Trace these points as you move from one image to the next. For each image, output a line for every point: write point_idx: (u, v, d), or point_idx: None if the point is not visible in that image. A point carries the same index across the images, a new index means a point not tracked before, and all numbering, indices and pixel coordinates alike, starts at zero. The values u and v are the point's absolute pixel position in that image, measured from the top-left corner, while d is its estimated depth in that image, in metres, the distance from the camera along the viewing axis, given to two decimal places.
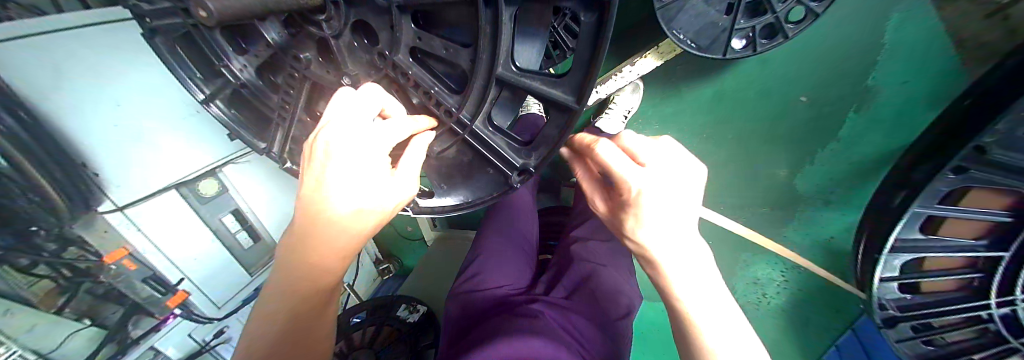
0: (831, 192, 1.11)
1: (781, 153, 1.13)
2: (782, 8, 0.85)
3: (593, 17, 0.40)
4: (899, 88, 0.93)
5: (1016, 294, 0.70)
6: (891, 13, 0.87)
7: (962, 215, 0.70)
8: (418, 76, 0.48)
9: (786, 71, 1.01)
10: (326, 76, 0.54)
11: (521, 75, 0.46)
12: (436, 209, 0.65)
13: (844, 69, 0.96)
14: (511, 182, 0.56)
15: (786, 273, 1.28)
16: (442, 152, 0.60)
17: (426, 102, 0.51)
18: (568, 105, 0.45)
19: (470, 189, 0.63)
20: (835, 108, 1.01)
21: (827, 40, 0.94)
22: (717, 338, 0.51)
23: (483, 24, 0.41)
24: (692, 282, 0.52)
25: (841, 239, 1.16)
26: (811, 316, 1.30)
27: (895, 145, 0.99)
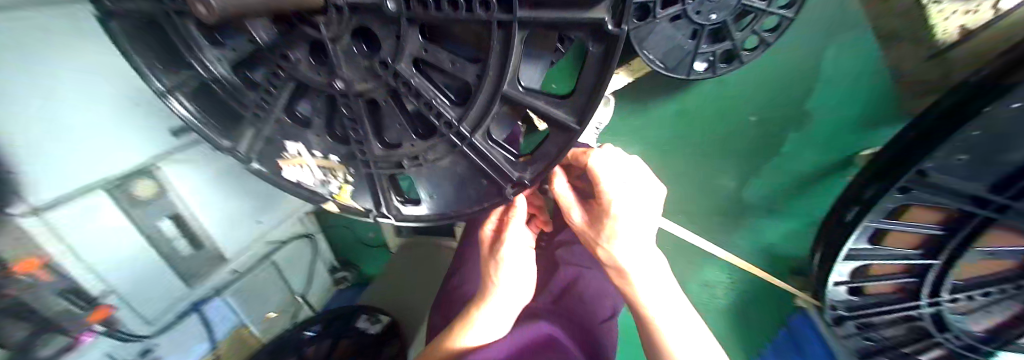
0: (774, 203, 1.24)
1: (732, 167, 1.23)
2: (740, 36, 0.95)
3: (602, 48, 0.40)
4: (833, 106, 1.06)
5: (939, 294, 0.90)
6: (829, 43, 1.00)
7: (906, 227, 0.83)
8: (420, 87, 0.46)
9: (739, 89, 1.12)
10: (313, 76, 0.49)
11: (527, 94, 0.46)
12: (423, 217, 0.65)
13: (789, 93, 1.08)
14: (504, 193, 0.55)
15: (734, 275, 1.41)
16: (435, 161, 0.56)
17: (425, 111, 0.48)
18: (568, 126, 0.47)
19: (460, 199, 0.61)
20: (782, 128, 1.13)
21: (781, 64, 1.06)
22: (676, 335, 0.59)
23: (494, 43, 0.40)
24: (651, 287, 0.59)
25: (781, 246, 1.31)
26: (756, 315, 1.43)
27: (834, 158, 1.11)
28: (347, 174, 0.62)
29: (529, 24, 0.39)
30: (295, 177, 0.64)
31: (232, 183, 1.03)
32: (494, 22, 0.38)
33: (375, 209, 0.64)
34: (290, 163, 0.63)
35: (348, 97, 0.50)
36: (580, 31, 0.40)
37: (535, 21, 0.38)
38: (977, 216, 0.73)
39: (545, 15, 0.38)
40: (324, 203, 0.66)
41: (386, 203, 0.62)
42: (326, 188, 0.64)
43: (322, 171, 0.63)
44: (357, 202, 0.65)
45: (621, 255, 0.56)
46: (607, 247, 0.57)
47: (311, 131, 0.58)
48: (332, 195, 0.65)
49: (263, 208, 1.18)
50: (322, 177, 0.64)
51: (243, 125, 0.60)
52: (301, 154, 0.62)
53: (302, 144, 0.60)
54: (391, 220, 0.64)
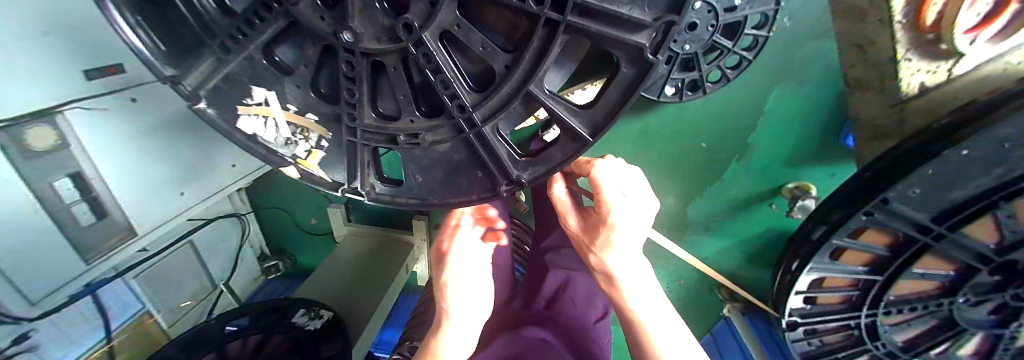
0: (711, 220, 1.33)
1: (677, 185, 1.28)
2: (707, 68, 0.93)
3: (634, 70, 0.40)
4: (769, 147, 1.12)
5: (880, 307, 0.80)
6: (775, 86, 1.02)
7: (859, 245, 0.71)
8: (440, 62, 0.41)
9: (696, 118, 1.12)
10: (318, 24, 0.42)
11: (552, 97, 0.43)
12: (403, 202, 0.53)
13: (740, 124, 1.10)
14: (498, 189, 0.49)
15: (670, 285, 1.54)
16: (431, 141, 0.47)
17: (438, 89, 0.43)
18: (579, 137, 0.44)
19: (445, 187, 0.51)
20: (723, 156, 1.17)
21: (740, 93, 1.06)
22: (665, 340, 0.60)
23: (535, 41, 0.39)
24: (644, 294, 0.61)
25: (713, 260, 1.43)
26: (685, 320, 1.62)
27: (766, 186, 1.19)
28: (324, 138, 0.52)
29: (573, 30, 0.38)
30: (253, 129, 0.51)
31: (151, 140, 0.80)
32: (540, 18, 0.37)
33: (346, 183, 0.54)
34: (253, 113, 0.50)
35: (353, 55, 0.42)
36: (620, 51, 0.39)
37: (585, 28, 0.38)
38: (918, 243, 0.67)
39: (596, 21, 0.38)
40: (280, 167, 0.53)
41: (361, 177, 0.52)
42: (289, 149, 0.52)
43: (291, 129, 0.52)
44: (323, 171, 0.54)
45: (615, 263, 0.60)
46: (602, 254, 0.60)
47: (290, 78, 0.49)
48: (297, 159, 0.53)
49: (198, 170, 0.92)
50: (289, 136, 0.52)
51: (205, 51, 0.48)
52: (270, 104, 0.50)
53: (275, 92, 0.50)
54: (363, 198, 0.54)
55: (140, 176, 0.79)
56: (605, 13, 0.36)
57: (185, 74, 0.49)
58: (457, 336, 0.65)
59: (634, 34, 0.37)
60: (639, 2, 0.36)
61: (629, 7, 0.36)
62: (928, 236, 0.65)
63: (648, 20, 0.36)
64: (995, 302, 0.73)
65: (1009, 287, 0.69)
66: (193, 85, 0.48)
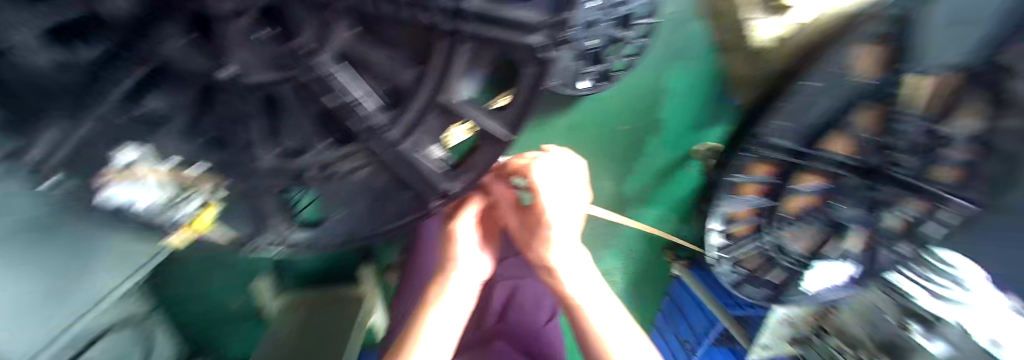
0: (645, 194, 1.43)
1: (610, 169, 1.36)
2: (610, 60, 1.02)
3: (536, 68, 0.40)
4: (675, 118, 1.27)
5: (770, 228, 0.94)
6: (669, 64, 1.17)
7: (745, 178, 0.88)
8: (344, 84, 0.38)
9: (607, 107, 1.24)
10: (193, 64, 0.38)
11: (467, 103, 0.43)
12: (321, 244, 0.51)
13: (644, 105, 1.25)
14: (430, 206, 0.47)
15: (622, 261, 1.61)
16: (349, 172, 0.44)
17: (345, 113, 0.39)
18: (500, 137, 0.44)
19: (372, 217, 0.49)
20: (641, 134, 1.30)
21: (642, 75, 1.19)
22: (616, 337, 0.52)
23: (438, 56, 0.39)
24: (589, 286, 0.56)
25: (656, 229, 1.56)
26: (641, 291, 1.69)
27: (680, 152, 1.34)
28: (218, 188, 0.48)
29: (477, 38, 0.38)
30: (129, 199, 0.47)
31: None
32: (437, 28, 0.36)
33: (252, 237, 0.49)
34: (125, 180, 0.46)
35: (241, 90, 0.39)
36: (519, 52, 0.40)
37: (482, 36, 0.37)
38: (789, 165, 0.82)
39: (493, 25, 0.37)
40: (169, 232, 0.52)
41: (269, 228, 0.47)
42: (175, 211, 0.49)
43: (171, 189, 0.48)
44: (220, 228, 0.52)
45: (554, 254, 0.57)
46: (542, 247, 0.58)
47: (172, 126, 0.43)
48: (184, 222, 0.50)
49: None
50: (171, 197, 0.48)
51: (49, 116, 0.40)
52: (138, 164, 0.45)
53: (150, 146, 0.44)
54: (278, 250, 0.50)
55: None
56: (498, 19, 0.36)
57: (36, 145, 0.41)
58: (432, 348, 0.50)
59: (529, 34, 0.37)
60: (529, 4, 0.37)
61: (523, 9, 0.37)
62: (796, 158, 0.80)
63: (538, 20, 0.37)
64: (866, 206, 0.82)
65: (874, 183, 0.75)
66: (47, 155, 0.41)
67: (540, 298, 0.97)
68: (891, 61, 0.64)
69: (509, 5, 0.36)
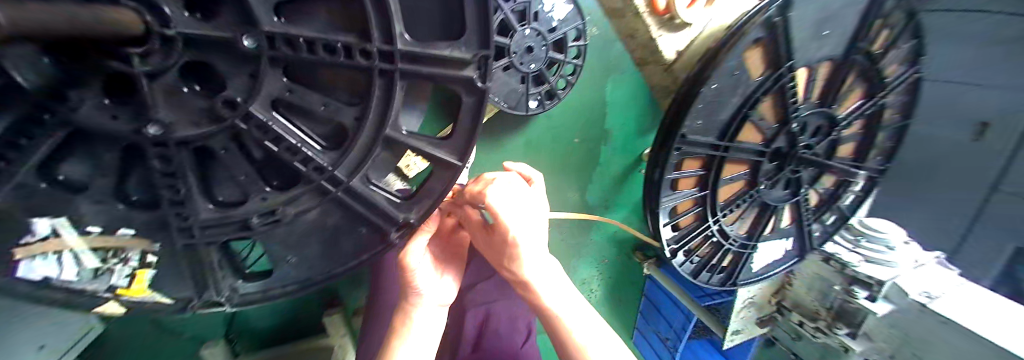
0: (606, 199, 1.50)
1: (570, 180, 1.42)
2: (554, 79, 1.10)
3: (474, 98, 0.43)
4: (621, 126, 1.37)
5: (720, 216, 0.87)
6: (608, 78, 1.27)
7: (683, 173, 0.79)
8: (281, 130, 0.37)
9: (559, 123, 1.30)
10: (113, 125, 0.35)
11: (411, 136, 0.43)
12: (271, 295, 0.47)
13: (593, 117, 1.32)
14: (389, 239, 0.46)
15: (597, 269, 1.67)
16: (297, 215, 0.42)
17: (285, 157, 0.38)
18: (450, 164, 0.45)
19: (327, 258, 0.46)
20: (594, 144, 1.38)
21: (585, 90, 1.27)
22: (586, 336, 0.59)
23: (375, 92, 0.38)
24: (557, 291, 0.61)
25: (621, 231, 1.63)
26: (614, 293, 1.77)
27: (630, 156, 1.44)
28: (150, 251, 0.41)
29: (410, 75, 0.40)
30: (42, 272, 0.39)
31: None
32: (374, 70, 0.37)
33: (196, 297, 0.44)
34: (36, 253, 0.38)
35: (167, 147, 0.36)
36: (455, 84, 0.42)
37: (417, 73, 0.39)
38: (716, 159, 0.77)
39: (425, 65, 0.40)
40: (98, 307, 0.42)
41: (214, 283, 0.44)
42: (103, 281, 0.42)
43: (100, 255, 0.41)
44: (161, 294, 0.44)
45: (526, 271, 0.60)
46: (513, 266, 0.60)
47: (85, 194, 0.38)
48: (116, 290, 0.42)
49: None
50: (99, 265, 0.41)
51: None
52: (61, 232, 0.38)
53: (65, 216, 0.38)
54: (228, 307, 0.46)
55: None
56: (431, 57, 0.39)
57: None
58: None
59: (463, 69, 0.41)
60: (455, 43, 0.40)
61: (449, 48, 0.40)
62: (720, 151, 0.76)
63: (467, 56, 0.40)
64: (783, 180, 0.87)
65: (786, 165, 0.84)
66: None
67: (512, 321, 1.00)
68: (773, 62, 0.71)
69: (438, 46, 0.39)
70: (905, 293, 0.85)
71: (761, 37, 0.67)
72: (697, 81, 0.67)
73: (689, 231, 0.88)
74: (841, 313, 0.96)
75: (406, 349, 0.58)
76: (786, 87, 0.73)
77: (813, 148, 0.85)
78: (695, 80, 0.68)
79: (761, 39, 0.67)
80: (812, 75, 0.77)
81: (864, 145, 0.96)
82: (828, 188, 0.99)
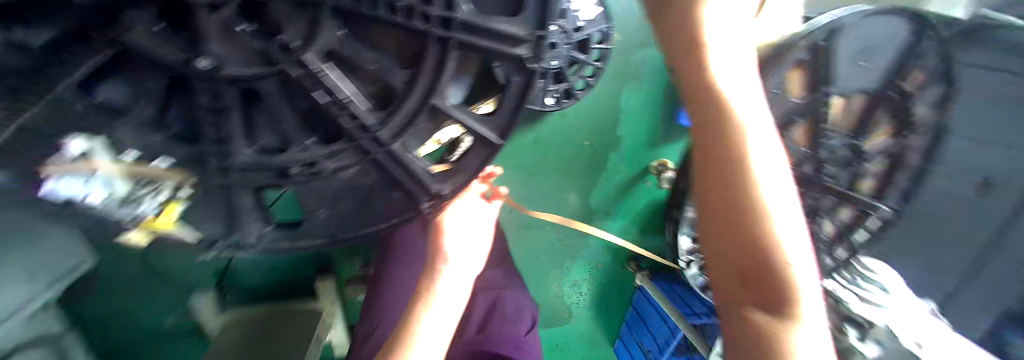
0: (609, 205, 1.52)
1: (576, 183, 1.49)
2: (574, 78, 1.09)
3: (521, 78, 0.43)
4: (632, 135, 1.45)
5: None
6: (624, 86, 1.38)
7: None
8: (333, 83, 0.36)
9: (576, 121, 1.39)
10: (163, 52, 0.34)
11: (457, 109, 0.43)
12: (301, 246, 0.48)
13: (605, 122, 1.41)
14: (418, 207, 0.46)
15: (589, 272, 1.78)
16: (337, 171, 0.41)
17: (332, 111, 0.37)
18: (490, 142, 0.46)
19: (358, 218, 0.47)
20: (605, 148, 1.45)
21: (601, 96, 1.37)
22: None
23: (429, 58, 0.38)
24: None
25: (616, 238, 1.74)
26: (605, 298, 1.87)
27: (638, 167, 1.51)
28: (188, 184, 0.42)
29: (466, 46, 0.39)
30: (67, 193, 0.38)
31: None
32: (430, 34, 0.36)
33: (223, 238, 0.46)
34: (67, 174, 0.37)
35: (215, 82, 0.35)
36: (503, 61, 0.42)
37: (472, 44, 0.38)
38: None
39: (483, 36, 0.39)
40: (123, 231, 0.44)
41: (243, 232, 0.43)
42: (132, 210, 0.41)
43: (133, 183, 0.40)
44: (186, 231, 0.46)
45: None
46: None
47: (127, 118, 0.38)
48: (142, 222, 0.43)
49: None
50: (129, 195, 0.40)
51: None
52: (94, 155, 0.37)
53: (104, 136, 0.38)
54: (254, 249, 0.47)
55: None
56: (489, 29, 0.39)
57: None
58: (429, 336, 0.57)
59: (515, 47, 0.41)
60: (514, 19, 0.40)
61: (507, 22, 0.40)
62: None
63: (523, 33, 0.41)
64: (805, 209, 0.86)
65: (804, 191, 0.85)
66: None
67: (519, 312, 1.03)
68: None
69: (497, 19, 0.39)
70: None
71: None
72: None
73: None
74: None
75: (429, 317, 0.58)
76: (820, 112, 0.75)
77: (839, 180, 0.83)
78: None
79: None
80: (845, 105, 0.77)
81: None
82: None
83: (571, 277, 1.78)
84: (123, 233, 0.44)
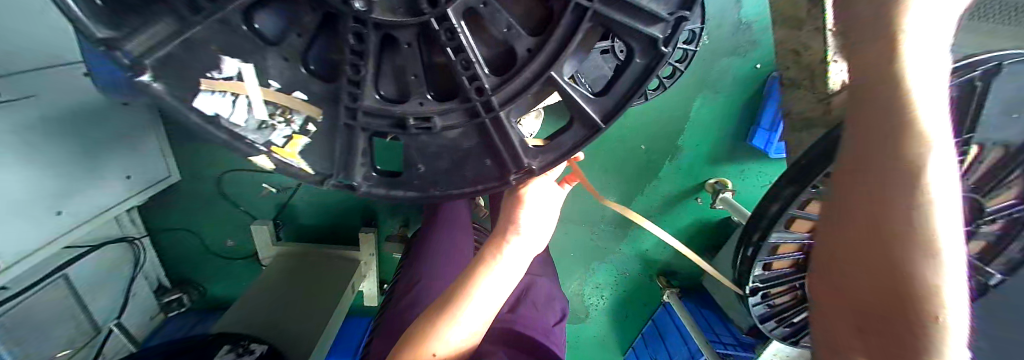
0: (651, 215, 1.57)
1: (620, 185, 1.49)
2: None
3: (646, 60, 0.46)
4: (696, 146, 1.40)
5: None
6: (700, 94, 1.29)
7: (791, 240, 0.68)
8: (465, 43, 0.43)
9: (646, 121, 1.35)
10: None
11: (570, 83, 0.47)
12: (395, 195, 0.54)
13: (669, 130, 1.37)
14: (507, 178, 0.52)
15: (617, 278, 1.76)
16: (444, 129, 0.49)
17: (458, 69, 0.45)
18: (592, 122, 0.50)
19: (449, 178, 0.53)
20: (662, 156, 1.43)
21: (673, 100, 1.31)
22: None
23: (559, 31, 0.44)
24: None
25: (653, 251, 1.69)
26: (628, 308, 1.86)
27: (689, 182, 1.48)
28: (314, 120, 0.49)
29: (599, 18, 0.44)
30: (213, 108, 0.45)
31: (50, 164, 0.86)
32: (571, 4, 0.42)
33: (331, 175, 0.52)
34: (216, 89, 0.44)
35: (365, 26, 0.42)
36: (634, 41, 0.45)
37: (608, 17, 0.43)
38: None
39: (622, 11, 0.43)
40: (249, 156, 0.48)
41: (347, 169, 0.51)
42: (262, 134, 0.48)
43: (269, 109, 0.48)
44: (305, 164, 0.51)
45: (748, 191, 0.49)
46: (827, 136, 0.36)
47: (277, 49, 0.46)
48: (271, 147, 0.49)
49: (74, 185, 0.92)
50: (265, 119, 0.48)
51: (161, 8, 0.40)
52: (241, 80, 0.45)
53: (253, 65, 0.45)
54: (357, 192, 0.54)
55: (23, 193, 0.82)
56: (631, 5, 0.42)
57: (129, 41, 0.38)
58: (487, 291, 0.68)
59: (651, 26, 0.44)
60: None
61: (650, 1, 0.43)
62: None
63: (665, 13, 0.43)
64: None
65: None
66: (139, 52, 0.39)
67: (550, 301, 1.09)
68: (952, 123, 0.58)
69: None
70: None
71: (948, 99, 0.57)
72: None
73: (777, 277, 0.76)
74: None
75: (490, 277, 0.69)
76: None
77: None
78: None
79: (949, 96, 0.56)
80: (981, 157, 0.65)
81: (996, 246, 0.80)
82: None
83: (595, 279, 1.76)
84: (248, 157, 0.48)
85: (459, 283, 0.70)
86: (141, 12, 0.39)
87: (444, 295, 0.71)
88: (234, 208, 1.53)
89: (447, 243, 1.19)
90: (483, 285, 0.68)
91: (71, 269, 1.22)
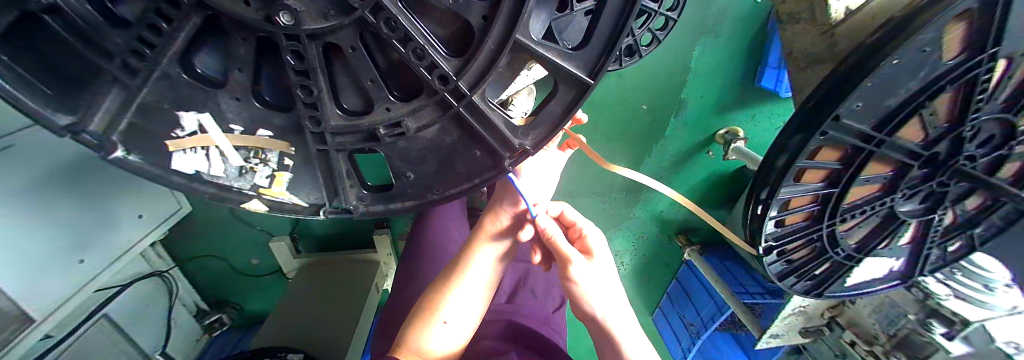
0: (660, 176, 1.54)
1: (626, 150, 1.45)
2: (638, 33, 0.98)
3: None
4: (699, 98, 1.33)
5: (835, 226, 0.72)
6: (698, 42, 1.21)
7: (801, 193, 0.64)
8: (406, 27, 0.41)
9: (639, 80, 1.28)
10: (245, 13, 0.41)
11: (540, 44, 0.45)
12: (392, 208, 0.59)
13: (664, 88, 1.31)
14: (502, 164, 0.52)
15: (636, 243, 1.75)
16: (419, 130, 0.51)
17: (413, 61, 0.44)
18: (581, 81, 0.48)
19: (440, 176, 0.56)
20: (665, 114, 1.37)
21: (666, 56, 1.24)
22: (615, 319, 0.72)
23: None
24: (596, 285, 0.71)
25: (668, 212, 1.66)
26: (653, 270, 1.85)
27: (697, 137, 1.43)
28: (287, 154, 0.54)
29: None
30: (192, 167, 0.52)
31: (58, 221, 0.86)
32: None
33: (328, 203, 0.58)
34: (185, 147, 0.50)
35: (299, 42, 0.42)
36: None
37: None
38: (863, 153, 0.59)
39: None
40: (243, 203, 0.56)
41: (344, 196, 0.57)
42: (246, 180, 0.55)
43: (241, 154, 0.53)
44: (296, 198, 0.58)
45: (586, 283, 0.71)
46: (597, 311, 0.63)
47: (225, 90, 0.49)
48: (259, 189, 0.56)
49: (88, 234, 0.93)
50: (242, 164, 0.54)
51: (102, 80, 0.44)
52: (200, 133, 0.50)
53: (208, 113, 0.49)
54: (355, 214, 0.59)
55: (38, 246, 0.82)
56: None
57: (87, 122, 0.44)
58: (483, 261, 0.79)
59: None
60: None
61: None
62: (872, 143, 0.58)
63: None
64: (923, 192, 0.71)
65: (935, 177, 0.66)
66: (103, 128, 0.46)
67: (546, 291, 1.24)
68: (975, 40, 0.49)
69: None
70: (990, 340, 0.94)
71: (960, 32, 0.48)
72: (905, 24, 0.46)
73: (794, 231, 0.72)
74: (902, 343, 1.06)
75: (486, 245, 0.80)
76: (980, 80, 0.53)
77: (977, 162, 0.67)
78: (907, 20, 0.46)
79: (970, 11, 0.45)
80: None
81: None
82: (963, 209, 0.80)
83: (613, 247, 1.75)
84: (243, 205, 0.57)
85: (455, 258, 0.81)
86: (89, 89, 0.44)
87: (443, 269, 0.81)
88: (251, 227, 1.55)
89: (446, 238, 1.26)
90: (478, 253, 0.80)
91: (111, 310, 1.29)
